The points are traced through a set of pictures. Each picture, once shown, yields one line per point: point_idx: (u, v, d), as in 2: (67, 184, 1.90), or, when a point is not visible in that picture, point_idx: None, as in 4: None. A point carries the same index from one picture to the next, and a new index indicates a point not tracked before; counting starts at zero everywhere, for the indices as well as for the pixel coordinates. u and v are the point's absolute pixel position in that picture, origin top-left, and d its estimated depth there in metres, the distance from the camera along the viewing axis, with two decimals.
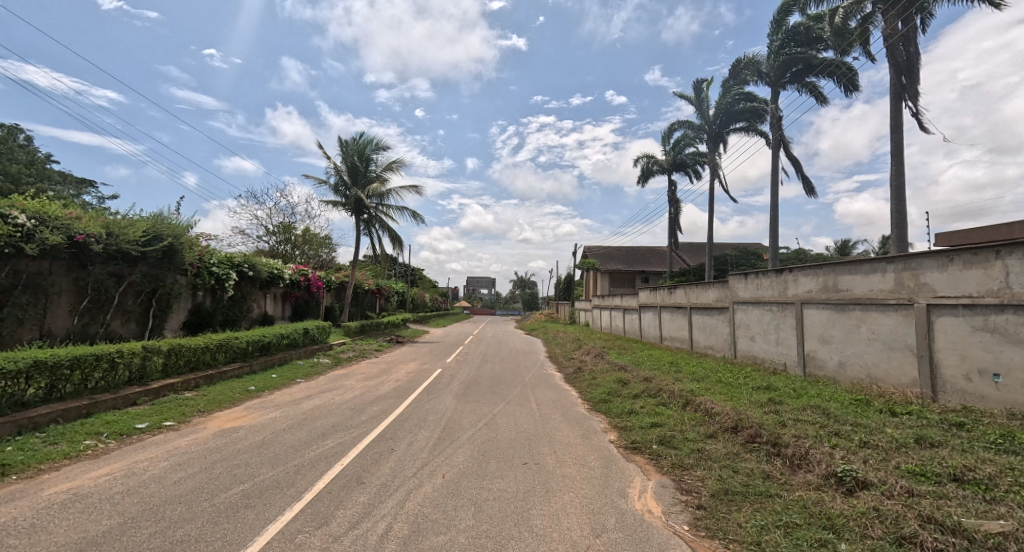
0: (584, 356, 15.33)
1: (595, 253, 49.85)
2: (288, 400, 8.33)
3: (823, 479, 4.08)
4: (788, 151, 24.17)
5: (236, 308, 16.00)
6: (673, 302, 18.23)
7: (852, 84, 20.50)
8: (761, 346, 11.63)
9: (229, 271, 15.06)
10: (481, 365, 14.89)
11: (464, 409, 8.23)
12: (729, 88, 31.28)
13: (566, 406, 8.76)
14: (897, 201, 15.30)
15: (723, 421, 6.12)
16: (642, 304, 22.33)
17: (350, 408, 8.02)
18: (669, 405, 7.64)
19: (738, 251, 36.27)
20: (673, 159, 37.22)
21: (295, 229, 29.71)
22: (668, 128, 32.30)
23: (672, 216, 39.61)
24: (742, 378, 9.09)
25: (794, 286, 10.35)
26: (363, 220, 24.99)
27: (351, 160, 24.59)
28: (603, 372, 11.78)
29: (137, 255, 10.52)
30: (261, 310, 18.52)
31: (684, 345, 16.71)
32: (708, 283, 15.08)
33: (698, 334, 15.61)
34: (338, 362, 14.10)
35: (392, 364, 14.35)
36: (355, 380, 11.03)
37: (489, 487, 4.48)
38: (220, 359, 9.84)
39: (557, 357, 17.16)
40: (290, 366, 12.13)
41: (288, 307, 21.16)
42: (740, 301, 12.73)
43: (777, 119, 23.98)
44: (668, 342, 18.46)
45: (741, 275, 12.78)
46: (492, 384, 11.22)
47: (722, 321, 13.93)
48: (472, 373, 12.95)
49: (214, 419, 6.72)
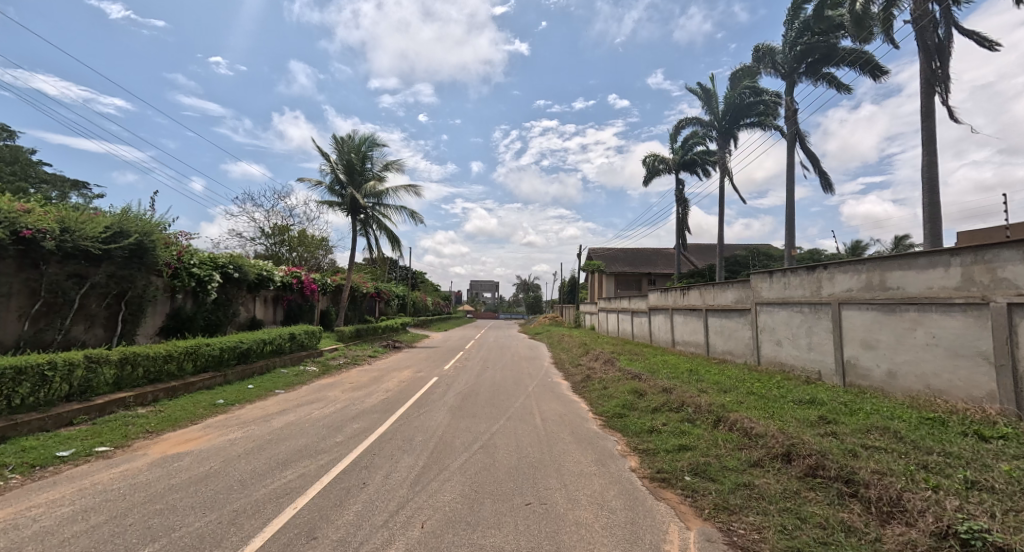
0: (592, 363, 14.22)
1: (600, 255, 48.72)
2: (257, 417, 7.25)
3: (936, 540, 2.97)
4: (805, 145, 23.07)
5: (220, 312, 15.02)
6: (687, 304, 17.13)
7: (876, 73, 19.49)
8: (790, 351, 10.50)
9: (212, 272, 14.10)
10: (481, 372, 13.83)
11: (458, 426, 7.15)
12: (737, 83, 30.13)
13: (575, 422, 7.67)
14: (930, 194, 14.11)
15: (771, 445, 5.00)
16: (652, 306, 21.27)
17: (327, 424, 6.95)
18: (696, 423, 6.54)
19: (749, 251, 35.15)
20: (681, 158, 36.13)
21: (291, 230, 28.83)
22: (678, 124, 31.37)
23: (679, 216, 38.52)
24: (776, 389, 7.98)
25: (829, 285, 9.24)
26: (359, 220, 24.06)
27: (346, 158, 23.64)
28: (615, 380, 10.69)
29: (99, 254, 9.54)
30: (249, 314, 17.55)
31: (699, 350, 15.61)
32: (726, 283, 13.99)
33: (715, 338, 14.52)
34: (326, 370, 13.06)
35: (384, 372, 13.29)
36: (340, 391, 9.95)
37: (481, 545, 3.39)
38: (188, 369, 8.82)
39: (563, 363, 16.08)
40: (272, 375, 11.09)
41: (279, 311, 20.22)
42: (764, 301, 11.63)
43: (792, 113, 22.90)
44: (681, 347, 17.34)
45: (765, 274, 11.68)
46: (492, 394, 10.14)
47: (742, 325, 12.84)
48: (471, 382, 11.87)
49: (160, 443, 5.68)
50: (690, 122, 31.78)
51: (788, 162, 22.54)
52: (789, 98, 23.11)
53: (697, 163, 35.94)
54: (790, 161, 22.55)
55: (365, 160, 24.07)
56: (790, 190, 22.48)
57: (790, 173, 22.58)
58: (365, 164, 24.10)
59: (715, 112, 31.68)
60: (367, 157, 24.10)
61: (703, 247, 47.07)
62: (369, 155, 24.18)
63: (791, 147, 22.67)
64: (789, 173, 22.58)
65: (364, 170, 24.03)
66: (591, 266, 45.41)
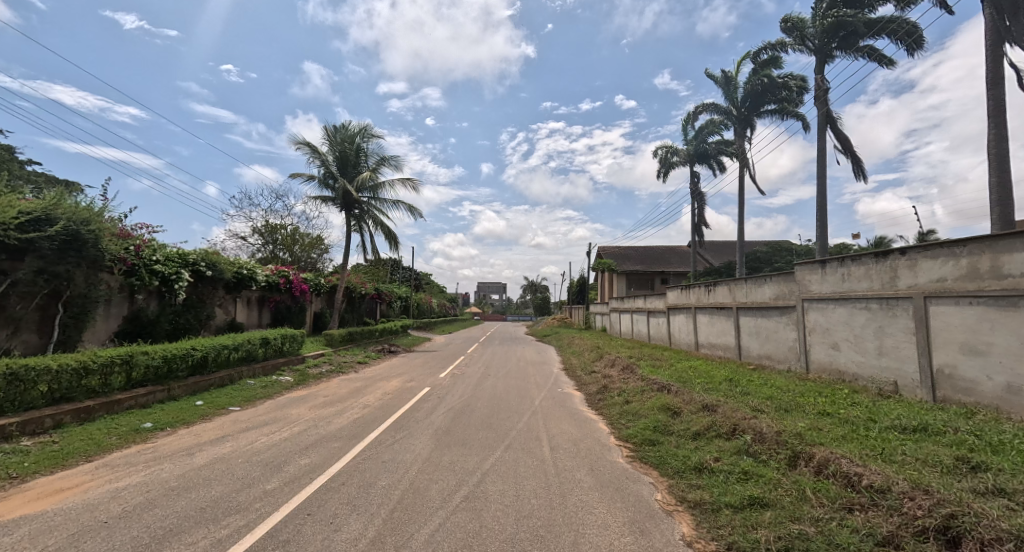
0: (608, 370, 12.45)
1: (610, 253, 46.85)
2: (180, 449, 5.57)
3: None
4: (837, 128, 21.15)
5: (191, 315, 13.49)
6: (713, 302, 15.30)
7: (917, 45, 17.33)
8: (852, 356, 8.67)
9: (179, 270, 12.64)
10: (482, 382, 12.12)
11: (440, 460, 5.42)
12: (757, 68, 28.17)
13: (595, 453, 5.92)
14: (1000, 172, 12.15)
15: (907, 511, 3.21)
16: (671, 306, 19.47)
17: (267, 459, 5.26)
18: (764, 460, 4.75)
19: (770, 246, 33.14)
20: (695, 149, 34.23)
21: (283, 229, 27.37)
22: (694, 110, 29.56)
23: (694, 212, 36.56)
24: (853, 407, 6.18)
25: (910, 275, 7.40)
26: (353, 215, 22.45)
27: (339, 149, 22.06)
28: (638, 393, 8.95)
29: (19, 245, 8.08)
30: (227, 316, 16.01)
31: (730, 355, 13.78)
32: (762, 278, 12.16)
33: (749, 341, 12.72)
34: (303, 380, 11.43)
35: (370, 382, 11.62)
36: (308, 408, 8.28)
37: None
38: (118, 384, 7.21)
39: (574, 369, 14.33)
40: (234, 387, 9.47)
41: (265, 313, 18.76)
42: (813, 297, 9.82)
43: (823, 92, 21.20)
44: (706, 350, 15.51)
45: (815, 265, 9.86)
46: (491, 411, 8.41)
47: (783, 325, 11.02)
48: (468, 394, 10.15)
49: (13, 496, 4.03)
50: (705, 109, 29.89)
51: (819, 146, 20.74)
52: (818, 77, 21.43)
53: (712, 154, 33.98)
54: (822, 145, 20.73)
55: (359, 152, 22.50)
56: (821, 176, 20.69)
57: (821, 159, 20.73)
58: (360, 156, 22.55)
59: (734, 99, 29.73)
60: (362, 149, 22.56)
61: (719, 243, 45.06)
62: (364, 147, 22.63)
63: (821, 130, 20.82)
64: (820, 159, 20.72)
65: (359, 163, 22.49)
66: (602, 265, 43.50)
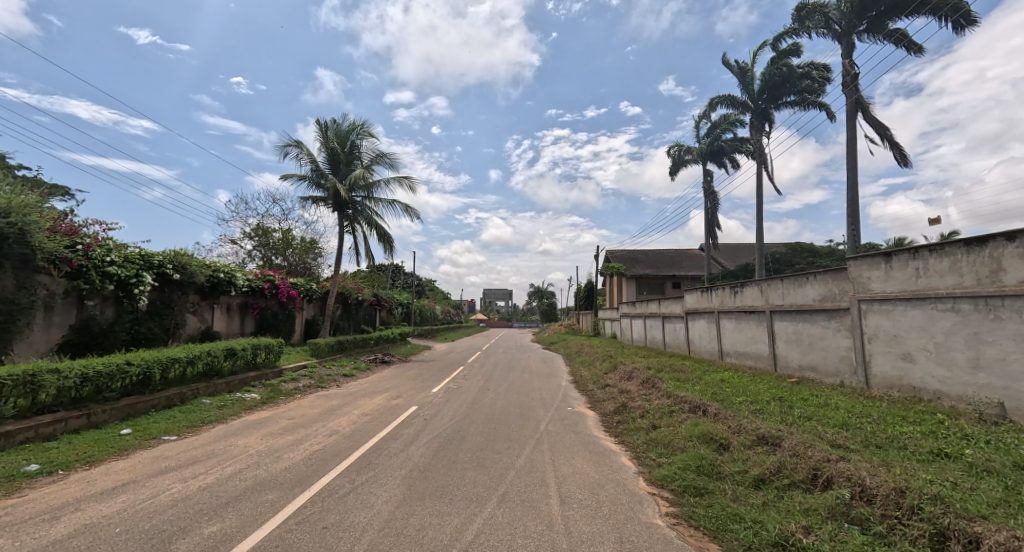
0: (625, 384, 10.84)
1: (618, 257, 45.17)
2: (42, 510, 3.94)
3: None
4: (868, 114, 20.07)
5: (156, 322, 12.06)
6: (740, 305, 13.64)
7: (965, 21, 15.78)
8: (933, 369, 6.99)
9: (138, 272, 11.23)
10: (480, 398, 10.55)
11: (404, 527, 3.81)
12: (775, 57, 26.62)
13: (621, 509, 4.28)
14: None
15: None
16: (689, 310, 17.81)
17: (160, 527, 3.69)
18: (890, 538, 3.11)
19: (789, 246, 31.37)
20: (708, 146, 32.62)
21: (275, 233, 26.01)
22: (712, 101, 28.00)
23: (708, 212, 34.91)
24: (973, 443, 4.52)
25: (1022, 266, 5.75)
26: (345, 216, 21.08)
27: (330, 146, 20.66)
28: (667, 416, 7.35)
29: None
30: (202, 324, 14.57)
31: (763, 365, 12.08)
32: (803, 277, 10.49)
33: (787, 349, 11.03)
34: (272, 397, 9.89)
35: (350, 399, 10.06)
36: (260, 436, 6.71)
37: None
38: (12, 411, 5.69)
39: (584, 382, 12.69)
40: (183, 408, 7.96)
41: (247, 321, 17.33)
42: (875, 298, 8.15)
43: (852, 78, 19.67)
44: (733, 360, 13.83)
45: (876, 259, 8.23)
46: (486, 439, 6.81)
47: (833, 332, 9.34)
48: (461, 415, 8.58)
49: None
50: (722, 101, 28.33)
51: (850, 135, 19.15)
52: (846, 62, 19.86)
53: (726, 152, 32.39)
54: (852, 134, 19.13)
55: (352, 150, 21.09)
56: (851, 168, 19.05)
57: (851, 148, 19.10)
58: (354, 155, 21.14)
59: (751, 91, 28.13)
60: (356, 146, 21.17)
61: (732, 245, 43.28)
62: (358, 145, 21.24)
63: (850, 118, 19.38)
64: (850, 149, 19.09)
65: (353, 161, 21.08)
66: (610, 269, 41.81)
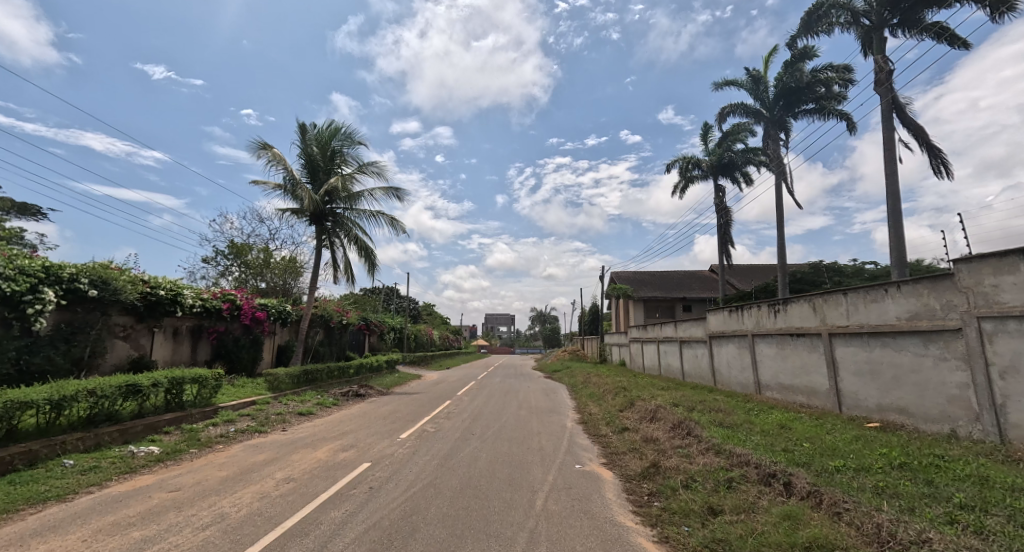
0: (650, 429, 8.40)
1: (625, 279, 42.84)
2: None
3: None
4: (905, 116, 18.12)
5: (61, 347, 9.70)
6: (785, 327, 11.20)
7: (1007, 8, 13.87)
8: None
9: (32, 285, 8.98)
10: (461, 448, 8.07)
11: None
12: (792, 61, 24.74)
13: None
14: None
15: None
16: (714, 333, 15.39)
17: None
18: None
19: (811, 265, 29.04)
20: (719, 160, 30.67)
21: (252, 251, 23.73)
22: (722, 111, 26.19)
23: (720, 230, 32.75)
24: None
25: None
26: (324, 229, 18.95)
27: (308, 153, 18.47)
28: (728, 491, 4.91)
29: None
30: (134, 351, 12.20)
31: (821, 403, 9.60)
32: (879, 290, 8.07)
33: (858, 385, 8.57)
34: (181, 448, 7.41)
35: (287, 451, 7.60)
36: (88, 531, 4.23)
37: None
38: None
39: (595, 423, 10.20)
40: (18, 475, 5.49)
41: (201, 347, 14.97)
42: (1010, 315, 5.74)
43: (887, 75, 17.70)
44: (777, 394, 11.35)
45: (1005, 261, 5.86)
46: (449, 534, 4.32)
47: (934, 362, 6.90)
48: (425, 480, 6.10)
49: None
50: (732, 110, 26.46)
51: (887, 136, 17.07)
52: (877, 58, 17.92)
53: (737, 165, 30.46)
54: (889, 137, 17.07)
55: (333, 157, 18.90)
56: (891, 174, 16.88)
57: (890, 151, 16.98)
58: (334, 162, 18.98)
59: (765, 99, 26.17)
60: (338, 154, 18.98)
61: (746, 266, 40.92)
62: (341, 152, 19.07)
63: (885, 119, 17.46)
64: (888, 153, 16.98)
65: (333, 169, 18.90)
66: (616, 290, 39.40)
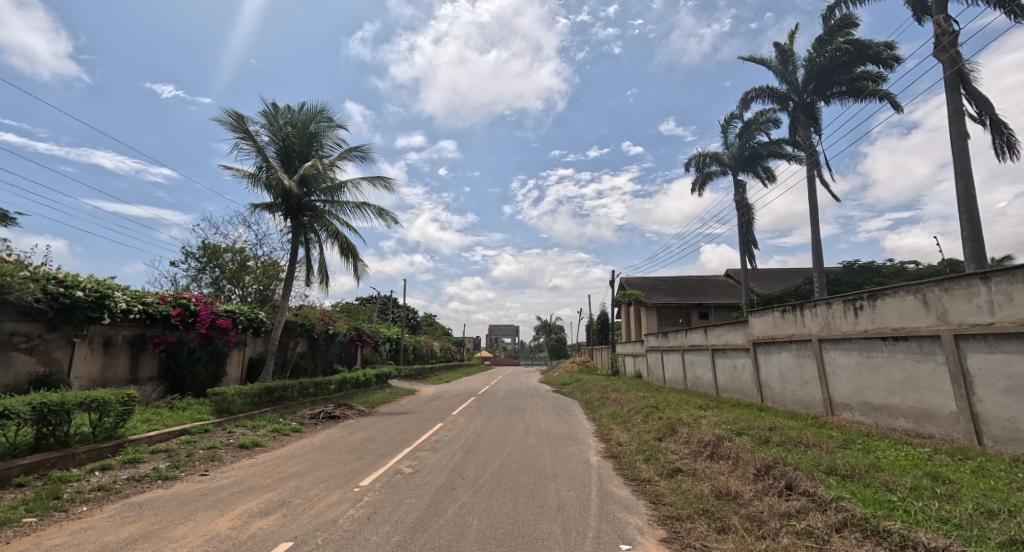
0: (717, 473, 5.82)
1: (636, 285, 40.26)
2: None
3: None
4: (970, 88, 15.65)
5: None
6: (874, 331, 8.54)
7: None
8: None
9: None
10: (442, 506, 5.48)
11: None
12: (825, 39, 22.35)
13: None
14: None
15: None
16: (760, 340, 12.76)
17: None
18: None
19: (845, 266, 26.39)
20: (740, 152, 28.26)
21: (227, 254, 21.36)
22: (746, 96, 23.82)
23: (741, 230, 30.19)
24: None
25: None
26: (300, 224, 16.51)
27: (280, 137, 16.16)
28: None
29: None
30: (40, 366, 9.70)
31: (945, 433, 6.95)
32: None
33: (1015, 410, 5.95)
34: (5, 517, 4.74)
35: (177, 518, 4.99)
36: None
37: None
38: None
39: (629, 458, 7.63)
40: None
41: (144, 361, 12.43)
42: None
43: (951, 39, 15.21)
44: (864, 418, 8.66)
45: None
46: None
47: None
48: None
49: None
50: (757, 95, 24.06)
51: (953, 109, 14.58)
52: (937, 20, 15.46)
53: (760, 157, 27.99)
54: (957, 109, 14.57)
55: (311, 143, 16.61)
56: (961, 150, 14.32)
57: (958, 126, 14.45)
58: (311, 148, 16.69)
59: (794, 82, 23.75)
60: (315, 139, 16.68)
61: (766, 271, 38.26)
62: (319, 138, 16.80)
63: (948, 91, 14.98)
64: (956, 127, 14.44)
65: (310, 156, 16.61)
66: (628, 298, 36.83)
